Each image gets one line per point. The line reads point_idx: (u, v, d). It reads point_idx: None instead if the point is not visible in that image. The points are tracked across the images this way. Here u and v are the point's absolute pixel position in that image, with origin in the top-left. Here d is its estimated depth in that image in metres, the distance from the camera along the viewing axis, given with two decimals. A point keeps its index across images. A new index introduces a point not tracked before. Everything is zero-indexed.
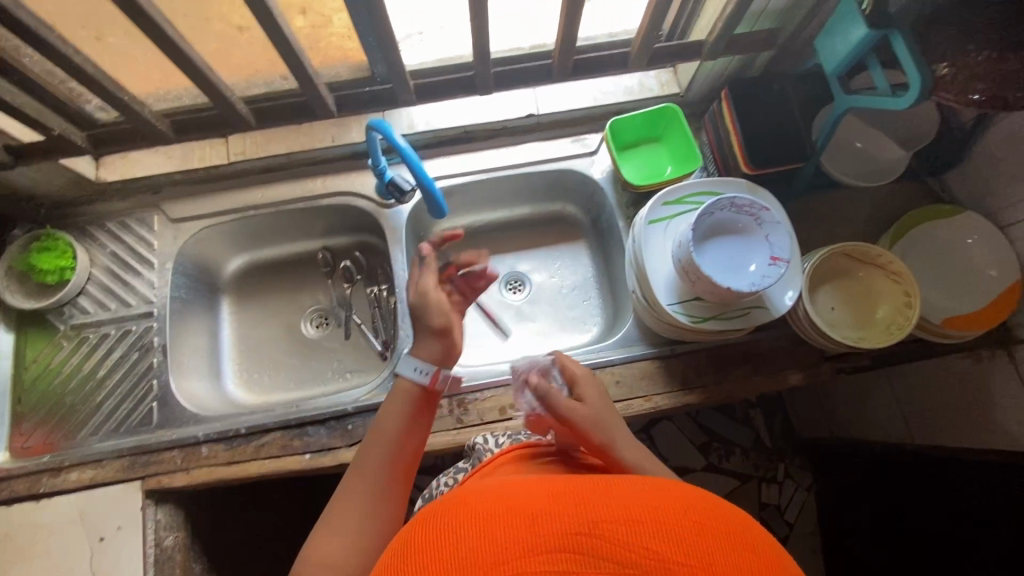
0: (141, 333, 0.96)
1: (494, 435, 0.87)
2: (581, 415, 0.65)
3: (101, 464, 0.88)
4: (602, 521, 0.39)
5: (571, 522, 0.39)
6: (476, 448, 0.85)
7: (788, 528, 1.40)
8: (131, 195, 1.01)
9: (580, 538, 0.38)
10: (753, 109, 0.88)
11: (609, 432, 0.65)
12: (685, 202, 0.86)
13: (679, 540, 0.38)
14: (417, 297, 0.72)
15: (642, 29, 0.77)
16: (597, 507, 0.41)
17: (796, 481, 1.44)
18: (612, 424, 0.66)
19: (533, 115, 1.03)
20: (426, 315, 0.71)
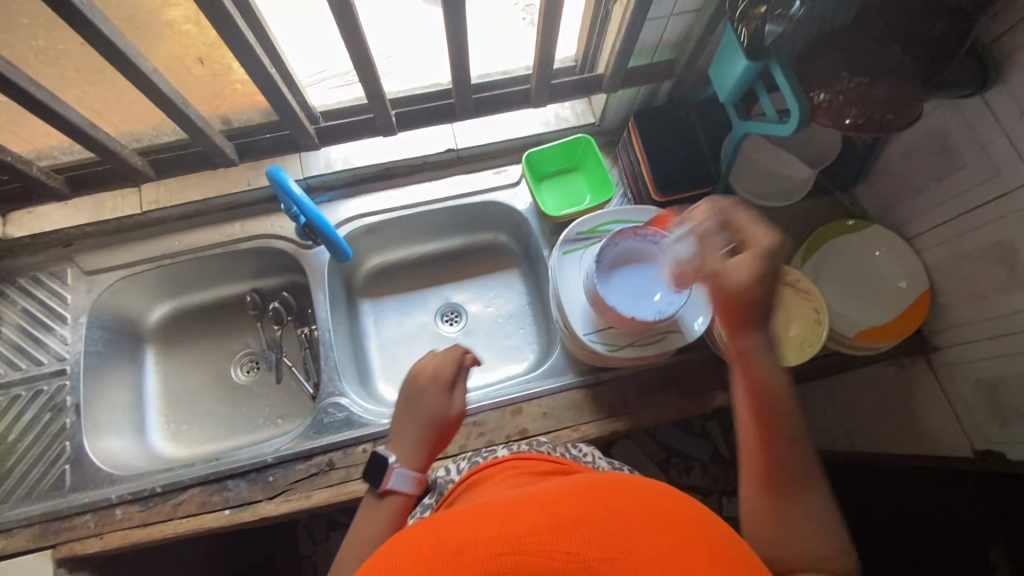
0: (52, 394, 0.93)
1: (456, 464, 0.80)
2: (735, 284, 0.52)
3: (10, 533, 0.85)
4: (527, 534, 0.41)
5: (495, 545, 0.41)
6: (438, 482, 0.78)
7: None
8: (42, 249, 0.99)
9: (505, 558, 0.40)
10: (660, 137, 0.90)
11: (761, 317, 0.52)
12: (599, 231, 0.87)
13: (600, 533, 0.41)
14: (424, 408, 0.67)
15: (537, 66, 0.79)
16: (522, 521, 0.43)
17: None
18: (771, 309, 0.53)
19: (452, 150, 1.03)
20: (423, 428, 0.66)
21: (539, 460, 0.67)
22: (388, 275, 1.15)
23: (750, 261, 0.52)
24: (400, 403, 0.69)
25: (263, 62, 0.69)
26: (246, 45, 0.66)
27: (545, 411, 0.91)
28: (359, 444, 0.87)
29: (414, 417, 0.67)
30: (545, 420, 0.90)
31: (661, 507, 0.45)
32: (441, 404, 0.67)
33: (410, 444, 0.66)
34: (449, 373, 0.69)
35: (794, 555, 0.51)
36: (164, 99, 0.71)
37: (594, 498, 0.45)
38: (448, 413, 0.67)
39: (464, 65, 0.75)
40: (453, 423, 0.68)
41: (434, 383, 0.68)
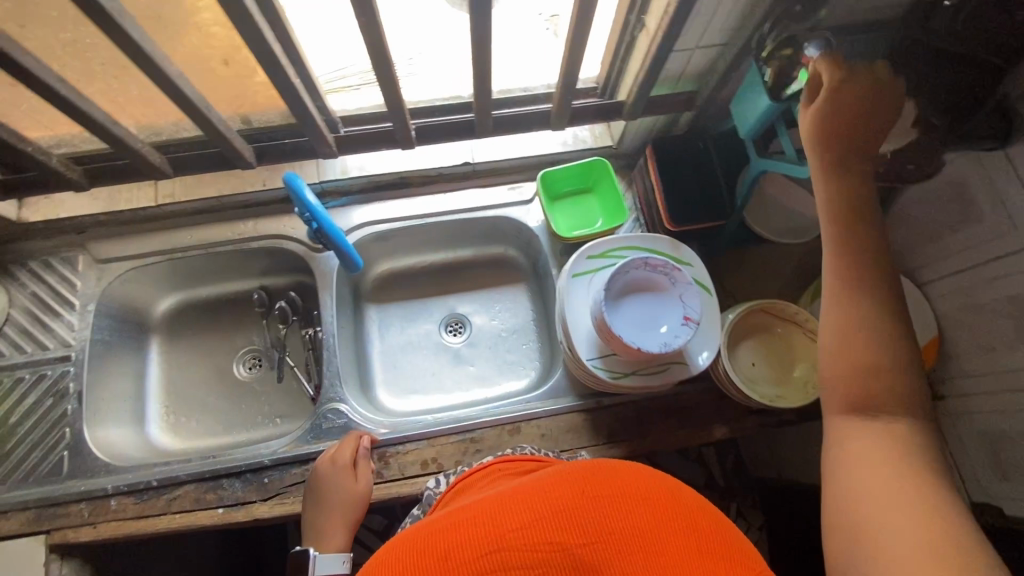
0: (56, 378, 0.93)
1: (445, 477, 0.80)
2: (814, 119, 0.58)
3: (5, 516, 0.85)
4: (508, 532, 0.43)
5: (477, 548, 0.42)
6: (427, 492, 0.78)
7: None
8: (55, 234, 1.00)
9: (487, 559, 0.42)
10: (676, 167, 0.90)
11: (839, 157, 0.58)
12: (608, 256, 0.87)
13: (576, 518, 0.43)
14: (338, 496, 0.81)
15: (560, 89, 0.79)
16: (501, 518, 0.44)
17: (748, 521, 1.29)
18: (850, 149, 0.58)
19: (468, 164, 1.04)
20: (342, 511, 0.81)
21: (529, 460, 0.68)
22: (396, 281, 1.16)
23: (835, 96, 0.57)
24: (310, 494, 0.83)
25: (286, 71, 0.70)
26: (272, 54, 0.66)
27: (543, 432, 0.91)
28: None
29: (325, 505, 0.81)
30: (543, 441, 0.90)
31: (630, 475, 0.47)
32: (348, 488, 0.82)
33: (327, 532, 0.80)
34: (349, 461, 0.84)
35: (862, 381, 0.54)
36: (187, 102, 0.72)
37: (570, 482, 0.46)
38: (354, 495, 0.82)
39: (485, 81, 0.75)
40: (360, 503, 0.83)
41: (342, 472, 0.83)
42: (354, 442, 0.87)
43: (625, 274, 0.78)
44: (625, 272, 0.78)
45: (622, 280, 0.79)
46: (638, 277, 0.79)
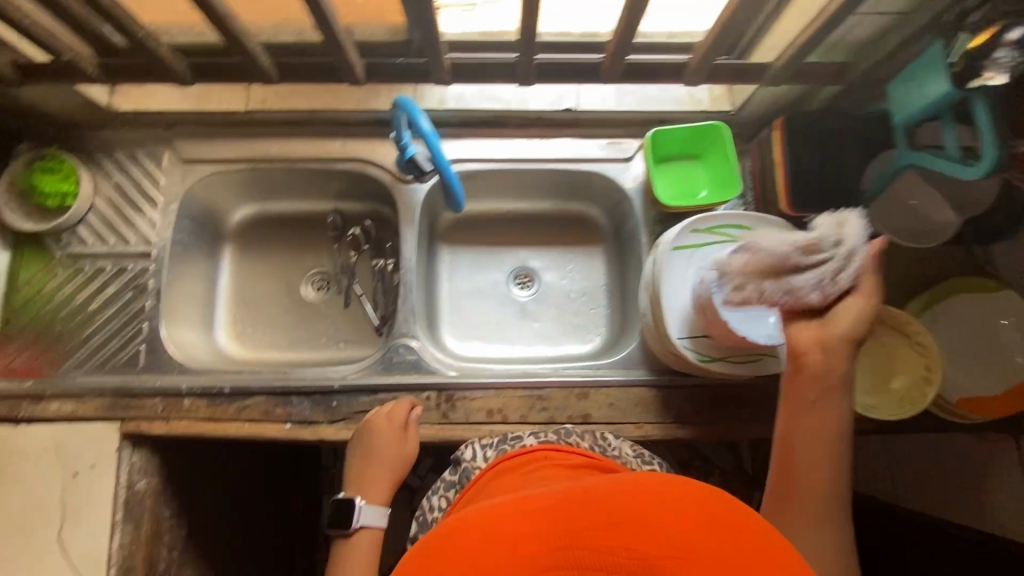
0: (136, 274, 0.94)
1: (480, 446, 0.80)
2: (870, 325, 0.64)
3: (81, 399, 0.87)
4: (588, 530, 0.39)
5: (552, 540, 0.39)
6: (462, 465, 0.78)
7: None
8: (143, 127, 0.97)
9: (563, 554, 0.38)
10: (808, 147, 0.83)
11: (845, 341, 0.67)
12: (716, 232, 0.82)
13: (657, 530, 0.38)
14: (388, 453, 0.81)
15: (706, 41, 0.70)
16: (580, 515, 0.40)
17: None
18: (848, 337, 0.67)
19: (571, 110, 0.97)
20: (388, 469, 0.81)
21: (562, 450, 0.67)
22: (470, 224, 1.13)
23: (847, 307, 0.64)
24: (357, 441, 0.83)
25: None
26: None
27: (611, 401, 0.88)
28: (423, 390, 0.88)
29: (371, 460, 0.81)
30: (610, 411, 0.88)
31: (697, 490, 0.42)
32: (394, 447, 0.81)
33: (372, 484, 0.81)
34: (400, 421, 0.83)
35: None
36: (309, 2, 0.66)
37: (654, 491, 0.42)
38: (399, 455, 0.81)
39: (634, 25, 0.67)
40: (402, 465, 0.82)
41: (393, 430, 0.82)
42: (405, 406, 0.85)
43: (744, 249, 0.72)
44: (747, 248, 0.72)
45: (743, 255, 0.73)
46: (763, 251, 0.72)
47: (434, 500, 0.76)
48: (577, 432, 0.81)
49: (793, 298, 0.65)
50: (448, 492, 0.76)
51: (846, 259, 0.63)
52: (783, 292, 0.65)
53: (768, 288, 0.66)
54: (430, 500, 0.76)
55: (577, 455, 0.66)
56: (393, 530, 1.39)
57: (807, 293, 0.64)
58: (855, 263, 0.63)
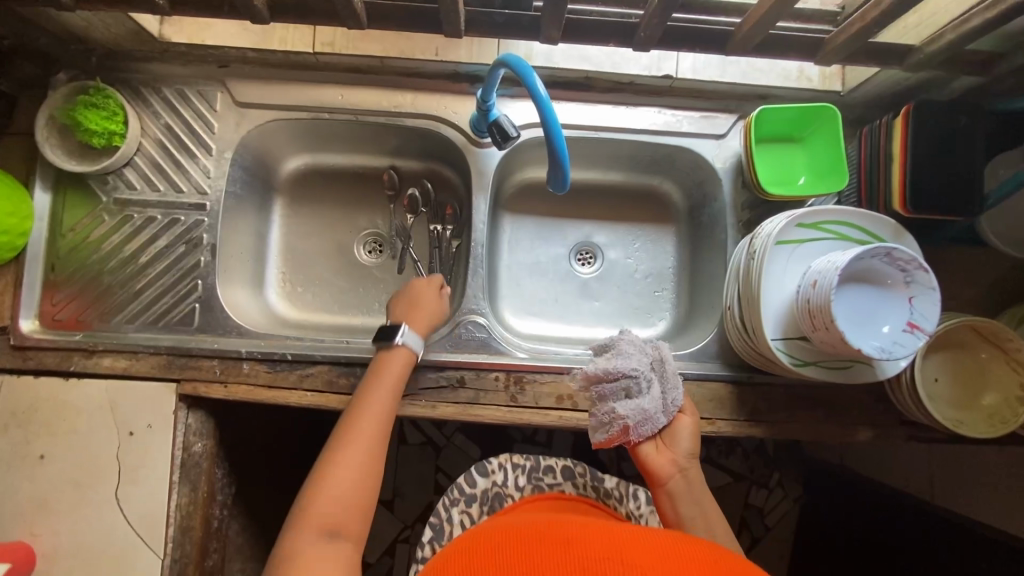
0: (189, 226, 0.87)
1: (512, 471, 0.81)
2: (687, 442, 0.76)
3: (135, 356, 0.83)
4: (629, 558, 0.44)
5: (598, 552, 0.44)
6: (495, 489, 0.80)
7: (765, 530, 1.50)
8: (195, 63, 0.88)
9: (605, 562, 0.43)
10: (936, 142, 0.76)
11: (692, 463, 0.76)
12: (820, 228, 0.77)
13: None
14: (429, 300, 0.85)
15: (861, 18, 0.62)
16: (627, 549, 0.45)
17: (786, 491, 1.52)
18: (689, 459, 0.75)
19: (669, 78, 0.89)
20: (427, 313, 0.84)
21: (594, 508, 0.76)
22: (536, 192, 1.07)
23: (663, 444, 0.76)
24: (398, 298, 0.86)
25: None
26: None
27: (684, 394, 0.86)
28: (492, 370, 0.84)
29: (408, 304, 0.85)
30: None
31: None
32: (432, 304, 0.85)
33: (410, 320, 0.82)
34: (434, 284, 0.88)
35: None
36: None
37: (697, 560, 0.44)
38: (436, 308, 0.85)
39: (786, 5, 0.58)
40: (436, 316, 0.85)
41: (432, 286, 0.87)
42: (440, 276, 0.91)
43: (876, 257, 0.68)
44: (887, 258, 0.67)
45: (870, 262, 0.68)
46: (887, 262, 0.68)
47: (453, 513, 0.78)
48: (615, 486, 0.83)
49: (643, 415, 0.74)
50: (468, 508, 0.78)
51: (657, 378, 0.76)
52: (632, 409, 0.74)
53: (618, 409, 0.75)
54: (449, 510, 0.78)
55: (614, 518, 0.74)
56: (421, 491, 1.40)
57: (654, 410, 0.74)
58: (664, 377, 0.76)
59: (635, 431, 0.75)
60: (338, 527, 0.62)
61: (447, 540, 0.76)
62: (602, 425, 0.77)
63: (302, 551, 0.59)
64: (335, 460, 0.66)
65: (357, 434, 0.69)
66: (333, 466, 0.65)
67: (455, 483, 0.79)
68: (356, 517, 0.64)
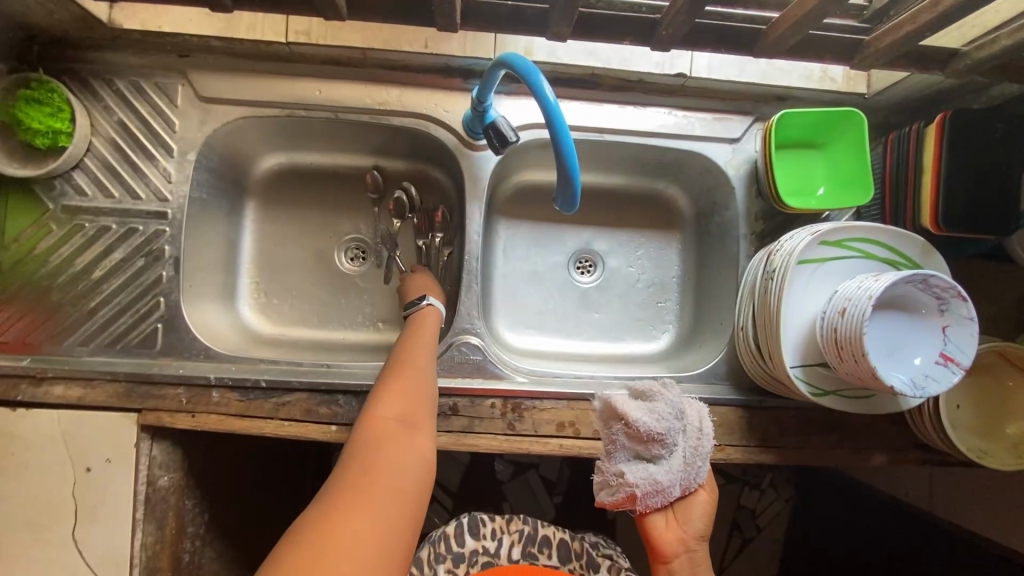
0: (149, 237, 0.78)
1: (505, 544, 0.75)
2: (700, 520, 0.73)
3: (91, 383, 0.75)
4: None
5: None
6: (487, 562, 0.74)
7: (756, 531, 1.42)
8: (151, 51, 0.78)
9: None
10: (973, 154, 0.70)
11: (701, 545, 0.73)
12: (845, 247, 0.71)
13: None
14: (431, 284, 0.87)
15: (910, 22, 0.55)
16: None
17: (778, 492, 1.44)
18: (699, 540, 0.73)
19: (682, 77, 0.81)
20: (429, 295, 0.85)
21: None
22: (532, 195, 0.99)
23: (674, 520, 0.73)
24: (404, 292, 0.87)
25: None
26: None
27: None
28: (487, 396, 0.78)
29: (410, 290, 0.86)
30: None
31: None
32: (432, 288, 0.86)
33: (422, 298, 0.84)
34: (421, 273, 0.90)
35: None
36: None
37: None
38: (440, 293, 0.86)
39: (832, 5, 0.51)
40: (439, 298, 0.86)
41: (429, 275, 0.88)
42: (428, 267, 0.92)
43: (913, 284, 0.62)
44: (924, 285, 0.61)
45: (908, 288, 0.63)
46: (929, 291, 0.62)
47: (437, 569, 0.72)
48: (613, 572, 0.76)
49: (654, 486, 0.72)
50: (454, 567, 0.73)
51: (686, 450, 0.72)
52: (643, 478, 0.72)
53: (629, 477, 0.72)
54: (434, 565, 0.72)
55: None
56: None
57: (667, 483, 0.72)
58: (694, 450, 0.72)
59: (644, 500, 0.73)
60: (409, 419, 0.64)
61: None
62: (610, 487, 0.74)
63: (379, 433, 0.60)
64: (400, 368, 0.69)
65: (415, 353, 0.72)
66: (400, 375, 0.68)
67: (441, 537, 0.73)
68: (423, 415, 0.65)
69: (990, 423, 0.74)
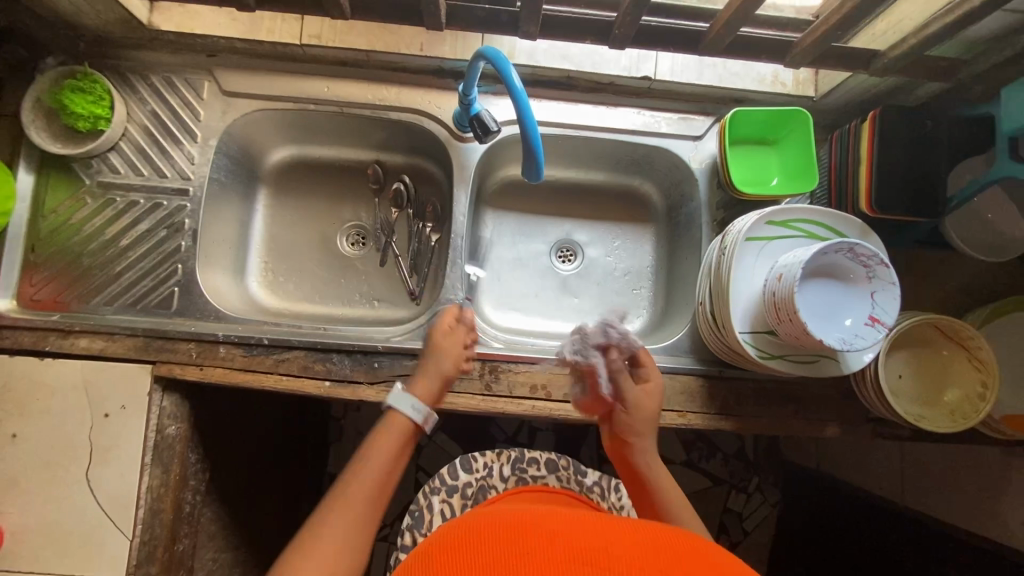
0: (171, 211, 0.88)
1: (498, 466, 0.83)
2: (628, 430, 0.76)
3: (112, 337, 0.84)
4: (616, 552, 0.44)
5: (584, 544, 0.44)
6: (481, 480, 0.81)
7: (743, 535, 1.50)
8: (184, 51, 0.89)
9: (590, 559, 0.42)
10: (902, 145, 0.78)
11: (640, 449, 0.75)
12: (790, 226, 0.78)
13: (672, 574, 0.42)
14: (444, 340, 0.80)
15: (826, 22, 0.64)
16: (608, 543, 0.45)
17: (764, 496, 1.53)
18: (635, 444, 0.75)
19: (648, 80, 0.90)
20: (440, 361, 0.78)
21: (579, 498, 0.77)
22: (518, 189, 1.09)
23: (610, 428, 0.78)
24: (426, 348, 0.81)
25: None
26: None
27: None
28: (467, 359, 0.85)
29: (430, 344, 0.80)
30: None
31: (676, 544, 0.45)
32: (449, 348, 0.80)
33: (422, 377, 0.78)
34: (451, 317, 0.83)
35: None
36: None
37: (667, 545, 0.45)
38: (464, 345, 0.81)
39: (752, 8, 0.61)
40: (459, 353, 0.80)
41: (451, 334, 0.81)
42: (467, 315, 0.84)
43: (839, 251, 0.69)
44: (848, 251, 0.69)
45: (835, 255, 0.70)
46: (853, 257, 0.70)
47: (433, 501, 0.79)
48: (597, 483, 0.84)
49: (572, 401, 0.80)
50: (449, 498, 0.80)
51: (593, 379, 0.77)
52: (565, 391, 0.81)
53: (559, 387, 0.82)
54: (429, 499, 0.79)
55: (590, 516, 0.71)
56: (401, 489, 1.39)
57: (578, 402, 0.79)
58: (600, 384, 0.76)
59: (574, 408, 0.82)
60: None
61: (426, 530, 0.77)
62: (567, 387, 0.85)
63: None
64: (311, 537, 0.59)
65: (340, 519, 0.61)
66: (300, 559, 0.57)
67: (434, 476, 0.80)
68: None
69: (928, 391, 0.80)
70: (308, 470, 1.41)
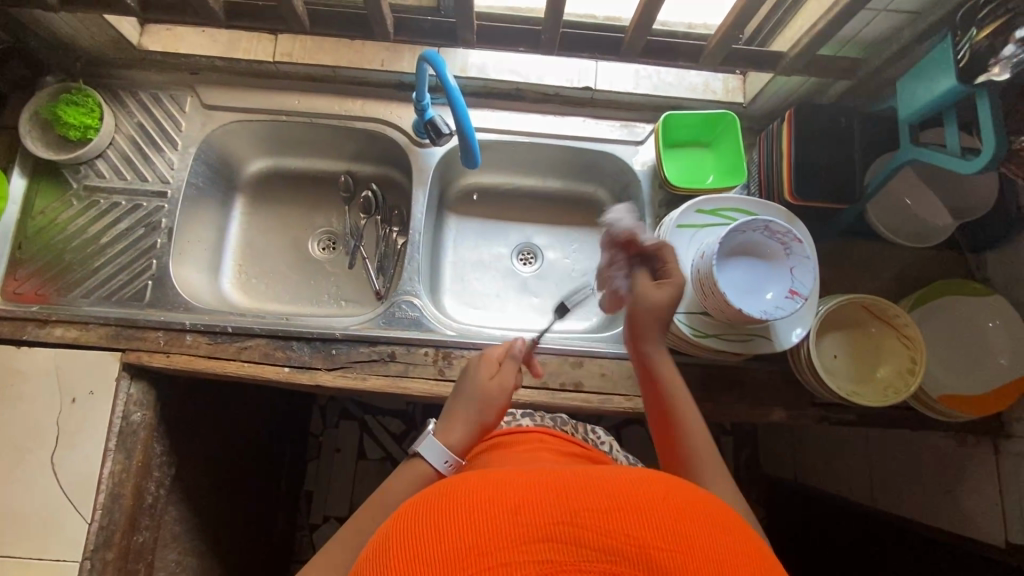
0: (151, 211, 0.96)
1: None
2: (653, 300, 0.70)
3: (87, 326, 0.88)
4: (594, 506, 0.37)
5: (557, 511, 0.37)
6: None
7: None
8: (170, 70, 0.99)
9: (562, 528, 0.36)
10: (816, 137, 0.84)
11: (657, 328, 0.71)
12: (719, 214, 0.84)
13: (661, 522, 0.37)
14: (493, 388, 0.70)
15: (724, 24, 0.72)
16: (589, 496, 0.38)
17: None
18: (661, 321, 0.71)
19: (589, 89, 0.99)
20: (482, 408, 0.68)
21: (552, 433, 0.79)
22: (481, 197, 1.16)
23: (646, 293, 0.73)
24: (467, 389, 0.70)
25: None
26: None
27: (604, 372, 0.90)
28: (422, 346, 0.89)
29: (474, 387, 0.70)
30: (602, 380, 0.90)
31: (664, 487, 0.40)
32: (491, 394, 0.70)
33: (454, 423, 0.67)
34: (497, 357, 0.74)
35: None
36: None
37: (650, 490, 0.39)
38: (510, 394, 0.71)
39: (652, 11, 0.70)
40: (500, 403, 0.70)
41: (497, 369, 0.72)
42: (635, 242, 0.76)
43: (763, 227, 0.74)
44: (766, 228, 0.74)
45: (759, 235, 0.75)
46: (772, 236, 0.74)
47: None
48: (571, 421, 0.91)
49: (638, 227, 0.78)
50: None
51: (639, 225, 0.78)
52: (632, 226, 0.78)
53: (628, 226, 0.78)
54: None
55: (575, 446, 0.78)
56: None
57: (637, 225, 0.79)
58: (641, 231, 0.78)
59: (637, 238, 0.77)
60: None
61: None
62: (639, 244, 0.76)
63: None
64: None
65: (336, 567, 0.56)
66: None
67: None
68: None
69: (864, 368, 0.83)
70: (285, 484, 1.41)
